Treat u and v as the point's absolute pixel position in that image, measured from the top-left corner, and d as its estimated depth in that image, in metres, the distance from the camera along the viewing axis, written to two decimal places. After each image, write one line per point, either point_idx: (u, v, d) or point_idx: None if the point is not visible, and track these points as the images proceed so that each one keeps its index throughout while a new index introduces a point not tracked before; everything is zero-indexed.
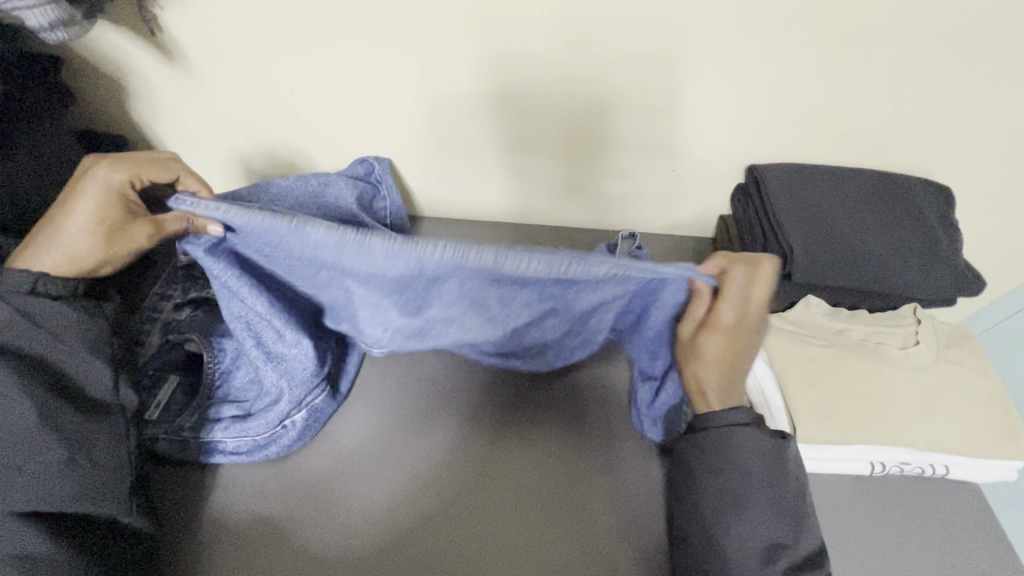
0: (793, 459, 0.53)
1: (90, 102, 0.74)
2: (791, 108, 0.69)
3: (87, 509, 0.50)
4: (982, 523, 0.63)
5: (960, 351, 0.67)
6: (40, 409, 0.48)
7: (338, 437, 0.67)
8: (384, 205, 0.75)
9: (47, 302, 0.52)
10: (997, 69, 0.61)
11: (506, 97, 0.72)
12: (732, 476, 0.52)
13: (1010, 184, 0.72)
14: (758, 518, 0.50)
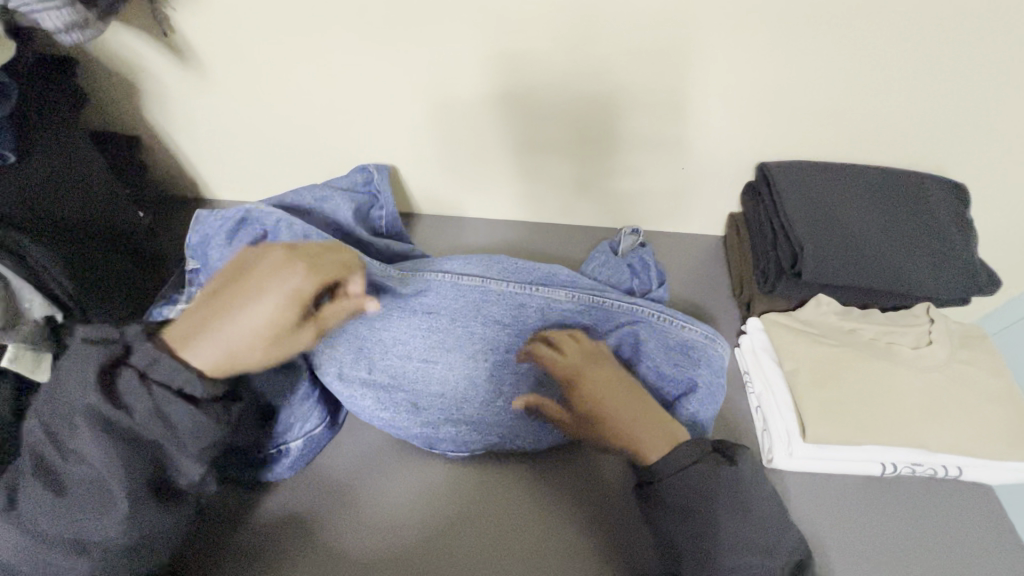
0: (749, 474, 0.50)
1: (102, 104, 0.75)
2: (802, 104, 0.68)
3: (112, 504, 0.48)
4: (994, 526, 0.62)
5: (974, 351, 0.67)
6: (124, 509, 0.44)
7: (365, 439, 0.69)
8: (380, 216, 0.74)
9: (181, 399, 0.44)
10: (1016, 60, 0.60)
11: (516, 97, 0.72)
12: (705, 499, 0.48)
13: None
14: (743, 534, 0.48)
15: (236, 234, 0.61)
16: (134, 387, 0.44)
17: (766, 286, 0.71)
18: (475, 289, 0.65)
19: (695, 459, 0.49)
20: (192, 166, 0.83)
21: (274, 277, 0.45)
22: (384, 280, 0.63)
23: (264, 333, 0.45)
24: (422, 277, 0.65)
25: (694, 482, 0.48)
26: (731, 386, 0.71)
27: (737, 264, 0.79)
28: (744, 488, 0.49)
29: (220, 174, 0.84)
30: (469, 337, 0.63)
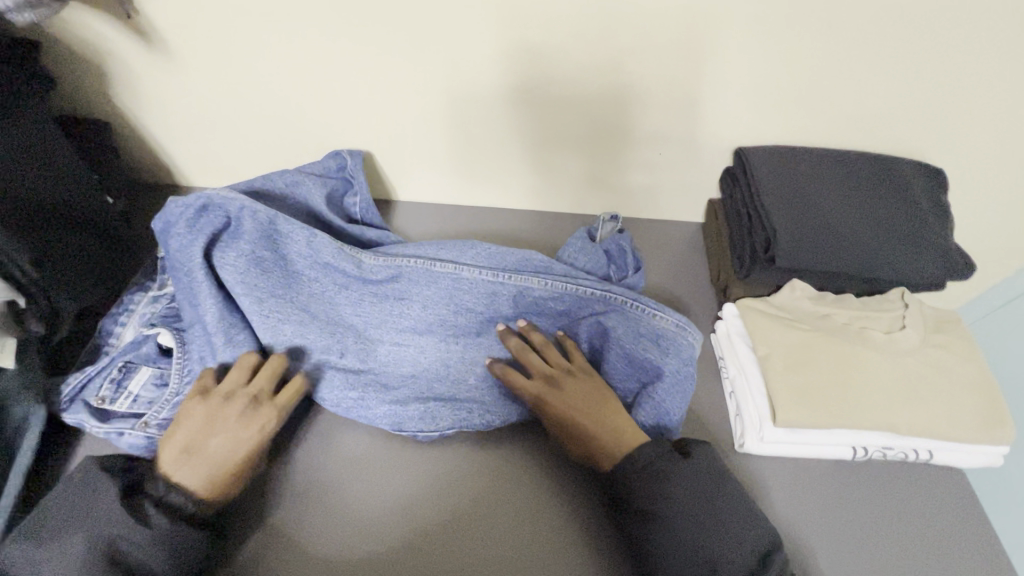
0: (708, 465, 0.55)
1: (72, 89, 0.74)
2: (776, 87, 0.68)
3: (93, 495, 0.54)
4: (966, 509, 0.63)
5: (948, 336, 0.67)
6: None
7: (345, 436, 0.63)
8: (354, 202, 0.73)
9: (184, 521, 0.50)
10: (986, 36, 0.60)
11: (491, 81, 0.71)
12: (674, 486, 0.52)
13: (1000, 162, 0.70)
14: (717, 519, 0.50)
15: (199, 219, 0.59)
16: (150, 506, 0.49)
17: (741, 271, 0.70)
18: (446, 277, 0.63)
19: (653, 456, 0.54)
20: (167, 152, 0.82)
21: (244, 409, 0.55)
22: (351, 269, 0.62)
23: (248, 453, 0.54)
24: (394, 262, 0.62)
25: (664, 468, 0.53)
26: (706, 372, 0.71)
27: (715, 251, 0.78)
28: (708, 478, 0.53)
29: (193, 160, 0.83)
30: (438, 326, 0.63)
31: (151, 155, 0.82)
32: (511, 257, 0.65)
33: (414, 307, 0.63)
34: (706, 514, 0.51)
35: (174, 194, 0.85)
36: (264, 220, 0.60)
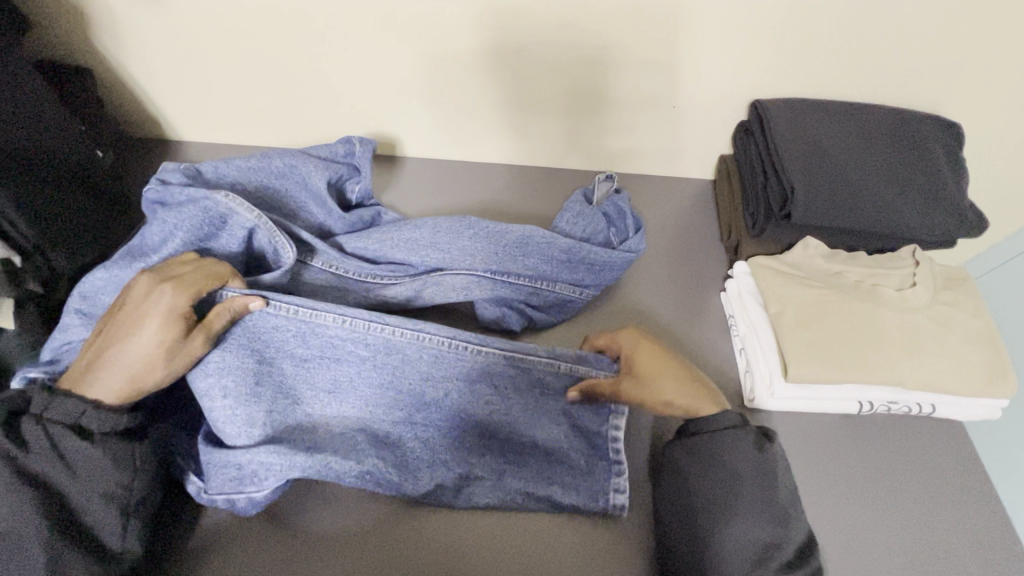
0: (780, 460, 0.53)
1: (48, 32, 0.68)
2: (798, 33, 0.65)
3: (89, 491, 0.48)
4: (961, 457, 0.65)
5: (957, 293, 0.67)
6: (50, 519, 0.46)
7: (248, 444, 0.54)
8: (356, 189, 0.70)
9: (80, 442, 0.48)
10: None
11: (501, 29, 0.67)
12: (721, 471, 0.52)
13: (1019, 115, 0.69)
14: (756, 508, 0.50)
15: (190, 202, 0.56)
16: (30, 428, 0.47)
17: (755, 229, 0.70)
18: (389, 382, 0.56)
19: (731, 426, 0.54)
20: (151, 103, 0.77)
21: (147, 306, 0.50)
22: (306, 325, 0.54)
23: (158, 355, 0.49)
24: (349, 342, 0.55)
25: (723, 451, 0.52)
26: (715, 331, 0.71)
27: (727, 209, 0.77)
28: (767, 470, 0.52)
29: (182, 114, 0.78)
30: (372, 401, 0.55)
31: (137, 106, 0.78)
32: (514, 245, 0.64)
33: (304, 348, 0.54)
34: (748, 500, 0.50)
35: (164, 150, 0.81)
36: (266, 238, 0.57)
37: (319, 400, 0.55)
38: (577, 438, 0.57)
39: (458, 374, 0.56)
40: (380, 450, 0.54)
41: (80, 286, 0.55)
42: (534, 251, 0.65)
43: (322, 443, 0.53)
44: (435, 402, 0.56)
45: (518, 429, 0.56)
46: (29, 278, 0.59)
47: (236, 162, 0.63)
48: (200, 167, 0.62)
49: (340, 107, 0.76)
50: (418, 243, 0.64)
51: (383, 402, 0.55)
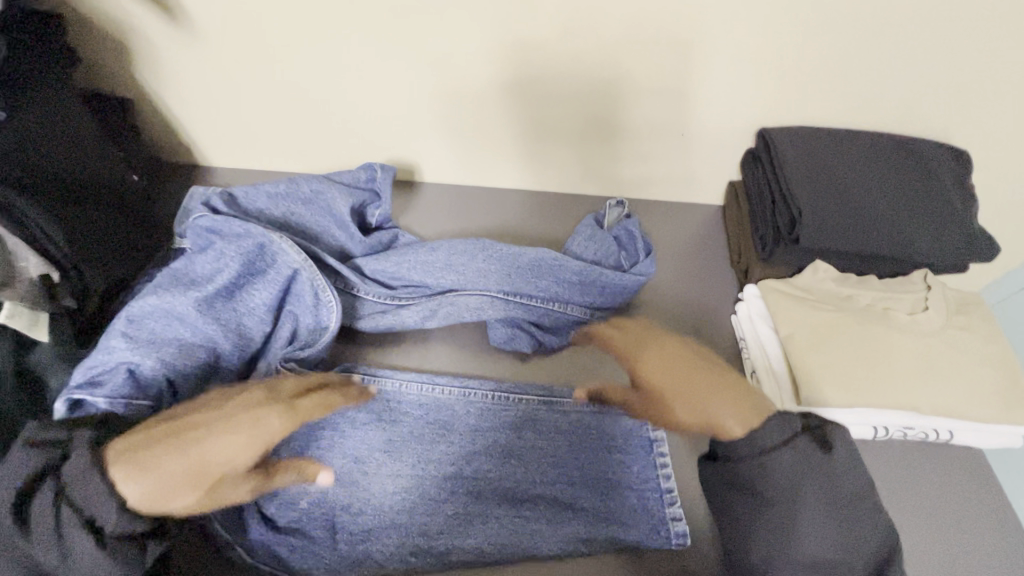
0: (842, 454, 0.49)
1: (94, 66, 0.73)
2: (804, 64, 0.67)
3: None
4: (982, 486, 0.64)
5: (971, 317, 0.67)
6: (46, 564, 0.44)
7: (296, 506, 0.59)
8: (376, 214, 0.73)
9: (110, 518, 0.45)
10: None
11: (518, 57, 0.69)
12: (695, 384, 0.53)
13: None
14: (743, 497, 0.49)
15: (242, 237, 0.61)
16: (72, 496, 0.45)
17: (764, 253, 0.71)
18: (442, 442, 0.62)
19: (777, 445, 0.49)
20: (184, 130, 0.81)
21: (237, 409, 0.51)
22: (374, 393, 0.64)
23: (245, 441, 0.50)
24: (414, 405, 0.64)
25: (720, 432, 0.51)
26: (726, 353, 0.72)
27: (736, 233, 0.78)
28: (763, 464, 0.49)
29: (212, 141, 0.83)
30: (423, 464, 0.61)
31: (171, 134, 0.82)
32: (531, 268, 0.66)
33: (365, 413, 0.63)
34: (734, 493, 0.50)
35: (194, 175, 0.85)
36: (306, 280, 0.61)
37: (371, 462, 0.61)
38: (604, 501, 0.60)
39: (500, 427, 0.63)
40: (425, 513, 0.59)
41: (129, 310, 0.58)
42: (548, 273, 0.66)
43: (372, 512, 0.59)
44: (480, 467, 0.61)
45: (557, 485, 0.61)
46: (65, 293, 0.61)
47: (266, 189, 0.67)
48: (236, 193, 0.66)
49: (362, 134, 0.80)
50: (437, 263, 0.66)
51: (432, 464, 0.61)
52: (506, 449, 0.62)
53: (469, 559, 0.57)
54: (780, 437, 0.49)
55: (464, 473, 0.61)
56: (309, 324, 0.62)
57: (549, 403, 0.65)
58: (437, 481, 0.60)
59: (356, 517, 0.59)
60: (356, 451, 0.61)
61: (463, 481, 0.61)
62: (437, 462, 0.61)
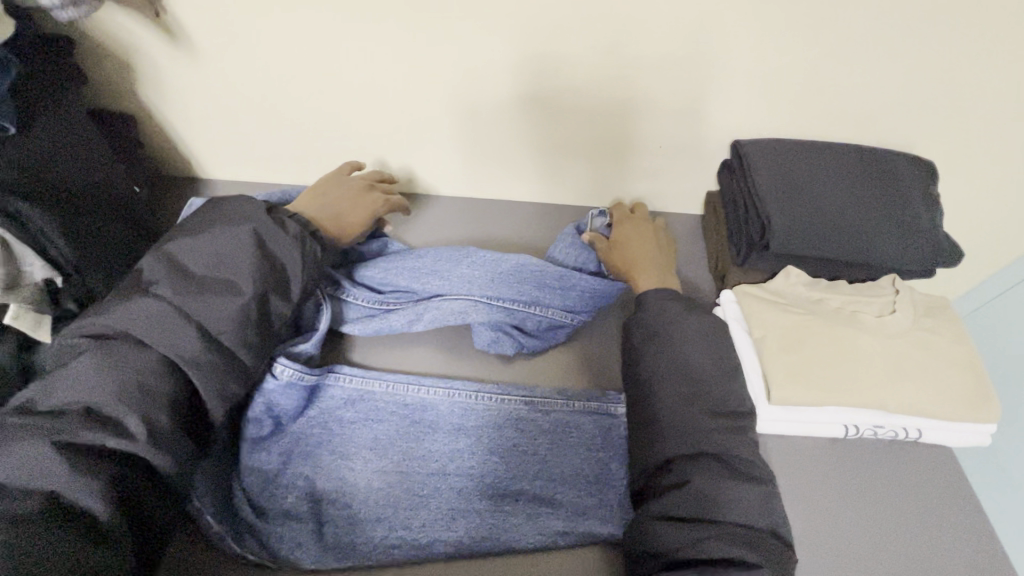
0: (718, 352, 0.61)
1: (100, 85, 0.77)
2: (775, 81, 0.70)
3: (206, 394, 0.53)
4: (950, 483, 0.66)
5: (938, 320, 0.69)
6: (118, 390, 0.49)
7: (288, 498, 0.62)
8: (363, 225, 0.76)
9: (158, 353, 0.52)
10: (991, 26, 0.61)
11: (503, 73, 0.72)
12: (675, 332, 0.61)
13: (999, 155, 0.72)
14: (670, 446, 0.56)
15: None
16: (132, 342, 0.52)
17: (738, 259, 0.74)
18: (426, 439, 0.65)
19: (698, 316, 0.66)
20: (185, 145, 0.85)
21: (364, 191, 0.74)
22: (361, 391, 0.68)
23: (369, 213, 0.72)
24: (400, 403, 0.67)
25: (685, 377, 0.59)
26: None
27: (714, 241, 0.81)
28: (702, 430, 0.55)
29: (212, 156, 0.86)
30: (409, 460, 0.63)
31: (173, 149, 0.85)
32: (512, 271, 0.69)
33: (353, 412, 0.66)
34: (667, 442, 0.56)
35: (195, 187, 0.89)
36: None
37: (359, 459, 0.63)
38: (583, 494, 0.62)
39: (482, 425, 0.65)
40: (410, 507, 0.61)
41: None
42: (528, 277, 0.69)
43: (359, 506, 0.61)
44: (463, 462, 0.63)
45: (537, 478, 0.63)
46: (67, 298, 0.66)
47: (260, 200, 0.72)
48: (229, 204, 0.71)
49: (354, 148, 0.83)
50: (423, 269, 0.70)
51: (417, 459, 0.63)
52: (489, 445, 0.64)
53: (452, 550, 0.59)
54: (722, 418, 0.57)
55: (448, 470, 0.63)
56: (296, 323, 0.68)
57: (528, 402, 0.67)
58: (422, 477, 0.63)
59: (344, 511, 0.61)
60: (345, 447, 0.64)
61: (446, 477, 0.62)
62: (421, 458, 0.63)
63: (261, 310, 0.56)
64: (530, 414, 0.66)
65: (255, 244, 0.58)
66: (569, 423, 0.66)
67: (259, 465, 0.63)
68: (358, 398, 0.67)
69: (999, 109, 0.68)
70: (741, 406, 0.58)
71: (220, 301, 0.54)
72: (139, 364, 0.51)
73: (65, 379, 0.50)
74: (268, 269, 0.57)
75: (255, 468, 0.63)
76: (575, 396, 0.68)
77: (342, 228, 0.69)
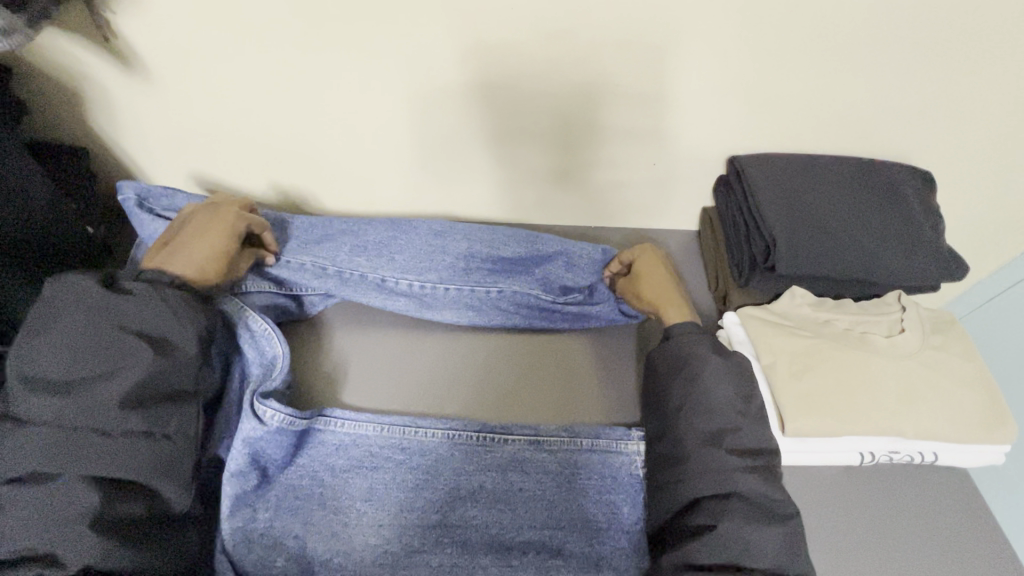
0: (739, 367, 0.60)
1: (46, 114, 0.70)
2: (778, 97, 0.66)
3: (159, 483, 0.50)
4: (972, 506, 0.64)
5: (946, 337, 0.67)
6: (65, 517, 0.46)
7: (276, 559, 0.56)
8: (345, 248, 0.69)
9: (110, 446, 0.49)
10: (1010, 34, 0.57)
11: (495, 93, 0.67)
12: (698, 365, 0.59)
13: (1000, 162, 0.69)
14: (693, 488, 0.54)
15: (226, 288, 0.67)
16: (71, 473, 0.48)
17: (741, 280, 0.70)
18: (424, 486, 0.59)
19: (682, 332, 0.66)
20: (146, 173, 0.78)
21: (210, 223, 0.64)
22: (352, 436, 0.61)
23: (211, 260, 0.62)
24: (395, 445, 0.61)
25: (710, 410, 0.56)
26: None
27: (713, 258, 0.78)
28: (725, 471, 0.53)
29: (175, 184, 0.80)
30: (406, 511, 0.58)
31: (133, 177, 0.79)
32: (466, 261, 0.69)
33: (345, 459, 0.60)
34: (690, 485, 0.54)
35: None
36: (261, 329, 0.63)
37: (352, 513, 0.58)
38: (593, 539, 0.58)
39: (486, 469, 0.60)
40: (408, 564, 0.56)
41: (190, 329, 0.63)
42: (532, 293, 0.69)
43: (355, 564, 0.56)
44: (467, 512, 0.58)
45: (546, 524, 0.58)
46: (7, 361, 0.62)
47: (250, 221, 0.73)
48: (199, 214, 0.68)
49: (330, 172, 0.77)
50: (367, 244, 0.70)
51: (414, 513, 0.58)
52: (494, 490, 0.59)
53: None
54: (747, 457, 0.55)
55: (449, 521, 0.58)
56: (258, 358, 0.63)
57: (534, 440, 0.62)
58: (420, 530, 0.58)
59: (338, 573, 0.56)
60: (337, 499, 0.59)
61: (447, 531, 0.58)
62: (420, 508, 0.58)
63: (167, 381, 0.53)
64: (540, 455, 0.61)
65: (115, 326, 0.53)
66: (579, 459, 0.61)
67: (242, 522, 0.57)
68: (352, 442, 0.61)
69: (1008, 120, 0.65)
70: (767, 445, 0.56)
71: (111, 387, 0.50)
72: (64, 492, 0.47)
73: (12, 518, 0.46)
74: (187, 316, 0.56)
75: (238, 528, 0.57)
76: (583, 433, 0.62)
77: (194, 272, 0.61)
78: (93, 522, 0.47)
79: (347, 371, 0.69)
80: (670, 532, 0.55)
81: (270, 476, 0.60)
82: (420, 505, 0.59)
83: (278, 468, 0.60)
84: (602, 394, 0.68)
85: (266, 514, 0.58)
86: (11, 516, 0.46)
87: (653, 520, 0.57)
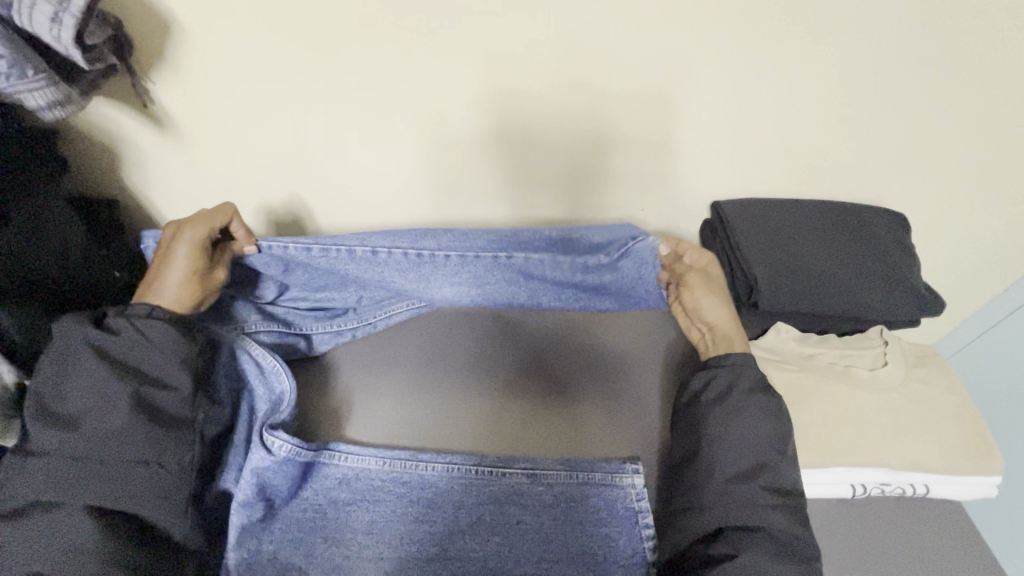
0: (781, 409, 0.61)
1: (85, 171, 0.77)
2: (754, 147, 0.72)
3: (155, 513, 0.53)
4: (968, 539, 0.65)
5: (929, 370, 0.70)
6: (67, 545, 0.50)
7: None
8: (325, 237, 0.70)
9: (110, 478, 0.52)
10: (957, 90, 0.63)
11: (516, 138, 0.73)
12: (733, 401, 0.61)
13: (967, 202, 0.75)
14: (716, 517, 0.57)
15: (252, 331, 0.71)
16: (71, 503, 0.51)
17: None
18: (424, 520, 0.61)
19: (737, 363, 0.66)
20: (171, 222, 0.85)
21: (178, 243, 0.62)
22: (358, 469, 0.63)
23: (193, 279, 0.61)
24: (396, 478, 0.63)
25: (741, 445, 0.59)
26: None
27: None
28: (755, 506, 0.56)
29: None
30: (406, 544, 0.60)
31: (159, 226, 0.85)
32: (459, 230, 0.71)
33: (348, 492, 0.62)
34: (719, 515, 0.57)
35: None
36: (270, 365, 0.65)
37: (354, 546, 0.59)
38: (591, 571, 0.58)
39: (483, 503, 0.62)
40: None
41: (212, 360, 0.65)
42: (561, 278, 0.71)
43: None
44: (467, 547, 0.59)
45: (543, 557, 0.59)
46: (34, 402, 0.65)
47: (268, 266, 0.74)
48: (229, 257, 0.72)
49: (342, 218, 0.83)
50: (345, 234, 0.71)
51: (415, 545, 0.59)
52: (492, 523, 0.61)
53: None
54: (777, 495, 0.57)
55: (446, 555, 0.59)
56: (266, 395, 0.66)
57: (529, 473, 0.64)
58: (419, 563, 0.59)
59: None
60: (341, 532, 0.60)
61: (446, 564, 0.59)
62: (419, 541, 0.60)
63: (164, 414, 0.55)
64: (534, 489, 0.63)
65: (120, 365, 0.55)
66: (572, 491, 0.63)
67: (247, 552, 0.59)
68: (366, 475, 0.63)
69: (969, 164, 0.70)
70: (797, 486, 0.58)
71: (110, 421, 0.53)
72: (65, 524, 0.50)
73: (24, 545, 0.50)
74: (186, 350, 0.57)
75: (242, 560, 0.59)
76: (581, 468, 0.64)
77: (181, 299, 0.60)
78: (93, 550, 0.50)
79: (353, 407, 0.72)
80: (690, 560, 0.57)
81: (273, 510, 0.61)
82: (420, 539, 0.60)
83: (283, 501, 0.61)
84: (601, 429, 0.70)
85: (268, 545, 0.59)
86: (24, 544, 0.50)
87: (670, 547, 0.59)
